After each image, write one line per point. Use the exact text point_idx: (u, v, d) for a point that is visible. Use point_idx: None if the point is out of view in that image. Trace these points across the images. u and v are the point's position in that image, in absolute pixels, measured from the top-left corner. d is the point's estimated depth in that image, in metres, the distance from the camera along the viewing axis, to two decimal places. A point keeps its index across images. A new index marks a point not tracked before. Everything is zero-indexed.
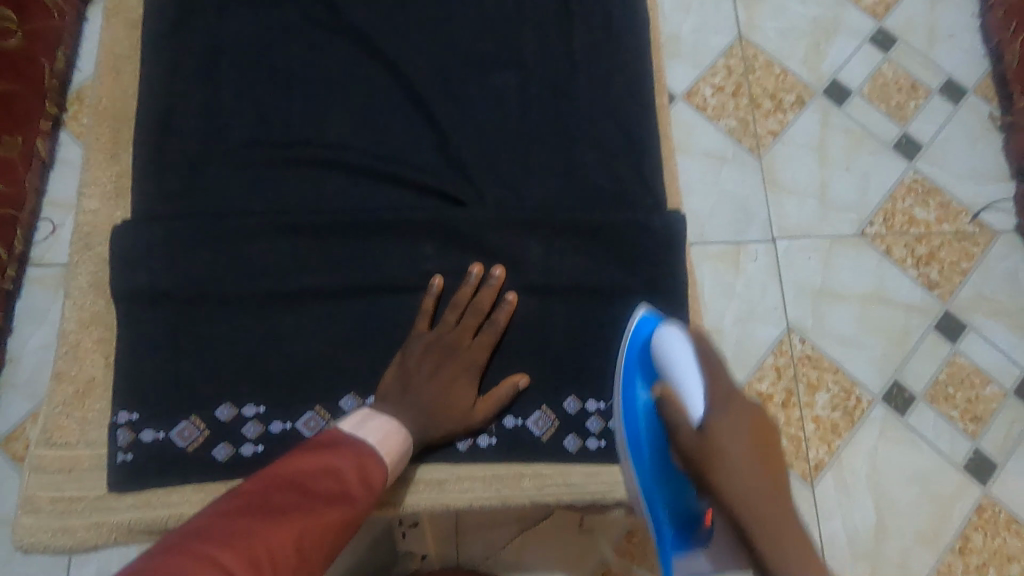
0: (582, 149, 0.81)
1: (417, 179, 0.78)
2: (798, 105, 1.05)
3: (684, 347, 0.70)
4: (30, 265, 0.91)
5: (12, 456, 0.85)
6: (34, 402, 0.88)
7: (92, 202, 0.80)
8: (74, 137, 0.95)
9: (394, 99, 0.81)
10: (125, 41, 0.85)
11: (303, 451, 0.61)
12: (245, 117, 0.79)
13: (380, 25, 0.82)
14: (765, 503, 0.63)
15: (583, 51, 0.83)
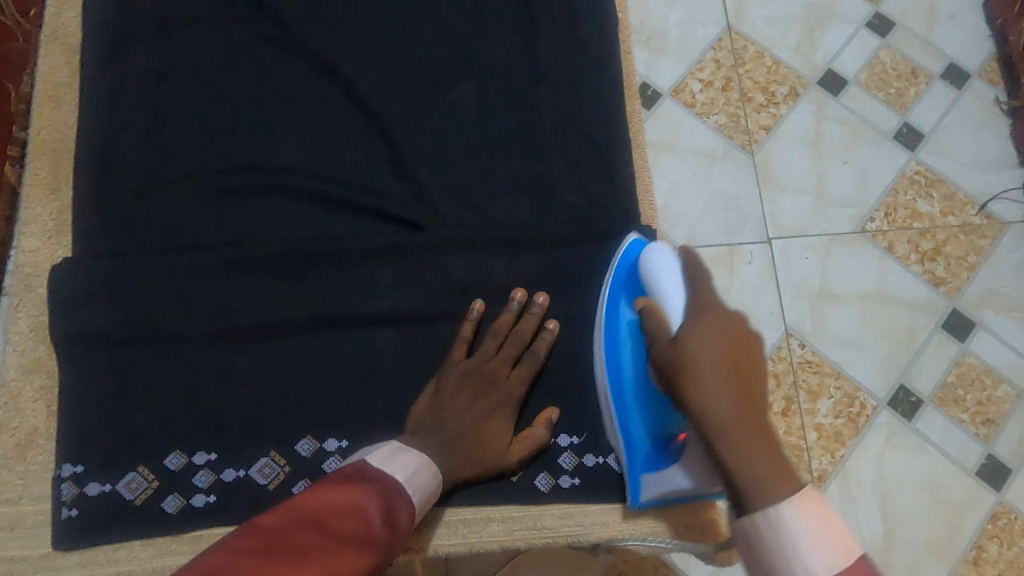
0: (558, 160, 0.78)
1: (386, 198, 0.75)
2: (792, 97, 1.00)
3: (671, 264, 0.68)
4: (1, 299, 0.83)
5: None
6: None
7: (32, 240, 0.77)
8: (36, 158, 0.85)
9: (360, 115, 0.78)
10: (62, 67, 0.83)
11: (328, 484, 0.55)
12: (205, 140, 0.76)
13: (345, 38, 0.79)
14: (738, 418, 0.57)
15: (557, 58, 0.80)
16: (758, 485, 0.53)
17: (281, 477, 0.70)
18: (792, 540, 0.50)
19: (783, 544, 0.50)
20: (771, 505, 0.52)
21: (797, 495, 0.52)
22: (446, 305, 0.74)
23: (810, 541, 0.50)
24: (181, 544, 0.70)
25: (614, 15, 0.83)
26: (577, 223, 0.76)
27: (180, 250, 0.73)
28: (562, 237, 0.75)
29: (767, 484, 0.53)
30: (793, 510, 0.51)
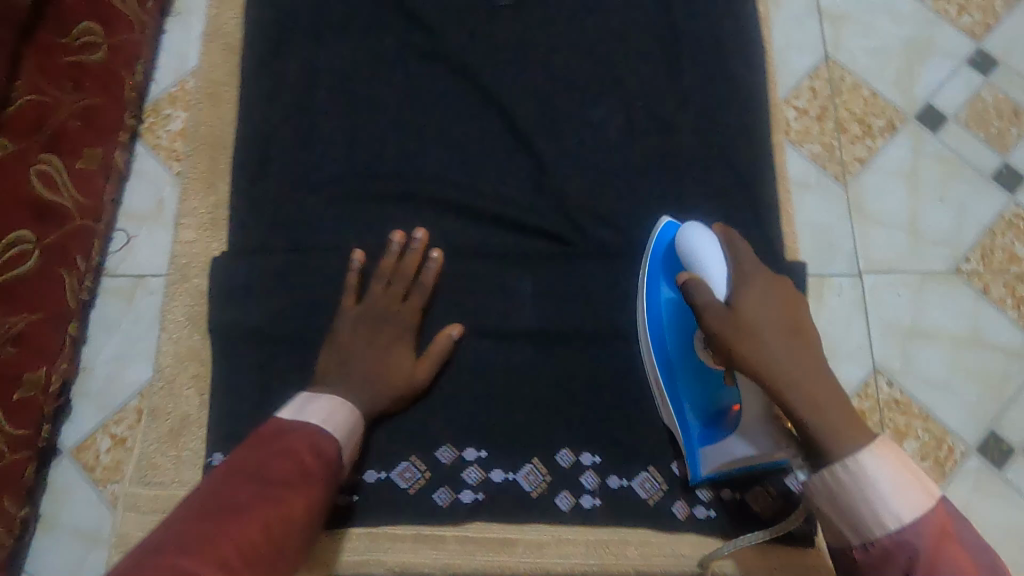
0: (667, 184, 0.79)
1: (499, 210, 0.78)
2: (888, 130, 0.99)
3: (709, 238, 0.68)
4: (104, 275, 0.92)
5: (85, 465, 0.86)
6: (103, 415, 0.88)
7: (189, 233, 0.89)
8: (149, 149, 0.95)
9: (476, 128, 0.81)
10: (224, 67, 0.94)
11: (248, 444, 0.61)
12: (328, 145, 0.80)
13: (464, 54, 0.82)
14: (806, 374, 0.59)
15: (668, 86, 0.82)
16: (835, 432, 0.57)
17: (421, 482, 0.74)
18: (875, 486, 0.55)
19: (868, 499, 0.55)
20: (851, 458, 0.56)
21: (870, 445, 0.56)
22: (546, 320, 0.76)
23: (888, 485, 0.54)
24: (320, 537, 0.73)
25: (723, 44, 0.83)
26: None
27: (308, 249, 0.77)
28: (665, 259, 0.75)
29: (842, 432, 0.57)
30: (869, 459, 0.55)
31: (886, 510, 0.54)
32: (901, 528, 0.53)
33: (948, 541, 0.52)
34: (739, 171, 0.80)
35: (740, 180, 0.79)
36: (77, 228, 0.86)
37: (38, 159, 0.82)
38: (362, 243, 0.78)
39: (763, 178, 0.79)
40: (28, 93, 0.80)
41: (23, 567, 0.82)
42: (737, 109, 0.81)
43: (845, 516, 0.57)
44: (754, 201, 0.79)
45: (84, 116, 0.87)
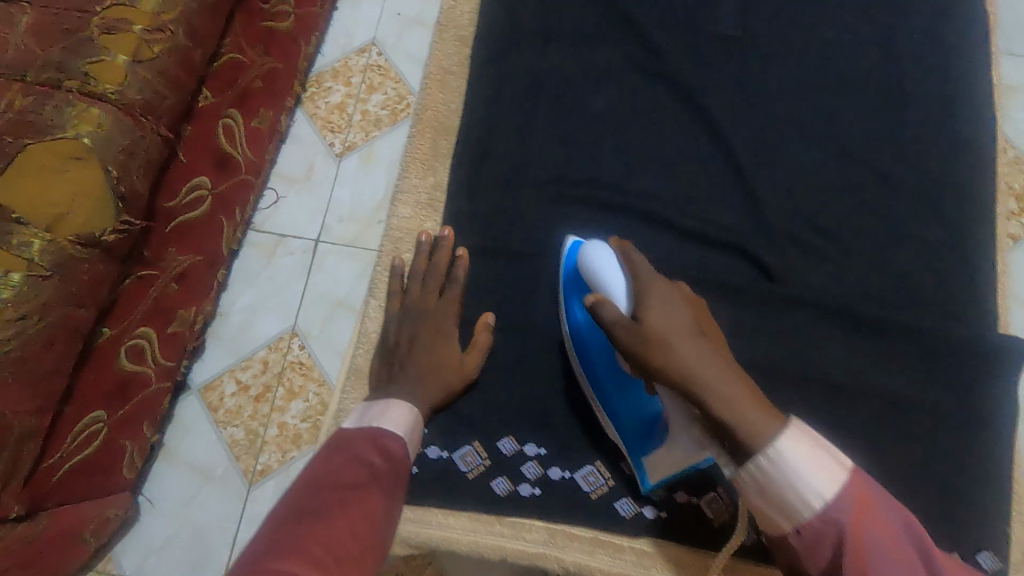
0: (841, 226, 0.76)
1: (664, 226, 0.76)
2: None
3: (607, 256, 0.68)
4: (252, 228, 0.97)
5: (209, 404, 0.90)
6: (228, 359, 0.93)
7: (408, 210, 0.81)
8: (308, 116, 1.03)
9: (648, 140, 0.79)
10: (455, 56, 0.85)
11: (322, 456, 0.62)
12: (498, 137, 0.81)
13: (644, 66, 0.81)
14: (719, 373, 0.56)
15: (850, 127, 0.79)
16: (756, 428, 0.53)
17: (605, 488, 0.74)
18: (796, 472, 0.51)
19: (791, 480, 0.51)
20: (773, 445, 0.52)
21: (785, 426, 0.53)
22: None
23: (804, 463, 0.51)
24: (500, 526, 0.73)
25: (912, 94, 0.80)
26: (844, 296, 0.74)
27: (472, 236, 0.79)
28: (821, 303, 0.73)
29: (759, 423, 0.53)
30: (787, 438, 0.52)
31: (810, 490, 0.51)
32: (825, 506, 0.51)
33: (867, 513, 0.51)
34: (913, 225, 0.76)
35: (914, 236, 0.76)
36: (243, 182, 0.88)
37: (227, 113, 0.88)
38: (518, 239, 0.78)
39: (939, 239, 0.76)
40: (230, 52, 0.89)
41: (141, 491, 0.87)
42: (918, 162, 0.78)
43: (771, 503, 0.53)
44: (923, 259, 0.76)
45: (265, 78, 0.91)
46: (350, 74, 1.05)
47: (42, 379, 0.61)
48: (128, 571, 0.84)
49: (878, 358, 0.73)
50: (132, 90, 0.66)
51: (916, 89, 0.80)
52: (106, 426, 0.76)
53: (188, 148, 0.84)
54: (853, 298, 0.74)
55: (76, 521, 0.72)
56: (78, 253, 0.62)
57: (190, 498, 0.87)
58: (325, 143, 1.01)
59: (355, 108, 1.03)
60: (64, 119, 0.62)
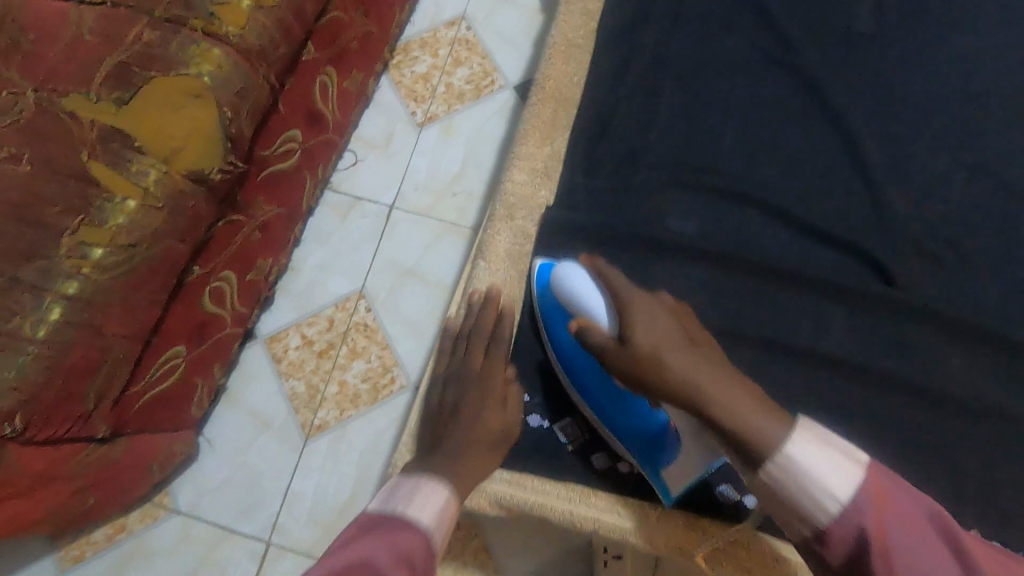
0: (996, 229, 0.65)
1: (787, 211, 0.67)
2: None
3: (581, 273, 0.63)
4: (328, 188, 0.99)
5: (273, 355, 0.92)
6: (294, 313, 0.94)
7: (522, 176, 0.76)
8: (392, 84, 1.04)
9: (771, 116, 0.70)
10: (582, 28, 0.80)
11: (331, 550, 0.49)
12: (600, 101, 0.73)
13: (772, 36, 0.73)
14: (720, 382, 0.52)
15: (1013, 116, 0.68)
16: (764, 435, 0.48)
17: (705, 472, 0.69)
18: (810, 477, 0.46)
19: (808, 488, 0.46)
20: (784, 447, 0.47)
21: (792, 426, 0.48)
22: (829, 362, 0.63)
23: (817, 467, 0.46)
24: (598, 500, 0.68)
25: None
26: (996, 308, 0.63)
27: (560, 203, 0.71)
28: (967, 325, 0.63)
29: (767, 428, 0.48)
30: (795, 441, 0.47)
31: (824, 489, 0.46)
32: (843, 507, 0.45)
33: (887, 506, 0.46)
34: None
35: None
36: (327, 141, 0.92)
37: (323, 70, 0.86)
38: (614, 216, 0.69)
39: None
40: (336, 11, 0.84)
41: (201, 432, 0.89)
42: None
43: (786, 509, 0.48)
44: None
45: (363, 42, 0.92)
46: (437, 45, 1.05)
47: (140, 308, 0.63)
48: (182, 506, 0.87)
49: None
50: (252, 35, 0.67)
51: None
52: (183, 363, 0.76)
53: (288, 105, 0.80)
54: (1007, 321, 0.63)
55: (149, 450, 0.74)
56: (186, 188, 0.64)
57: (247, 445, 0.89)
58: (407, 112, 1.02)
59: (438, 78, 1.04)
60: (188, 56, 0.63)
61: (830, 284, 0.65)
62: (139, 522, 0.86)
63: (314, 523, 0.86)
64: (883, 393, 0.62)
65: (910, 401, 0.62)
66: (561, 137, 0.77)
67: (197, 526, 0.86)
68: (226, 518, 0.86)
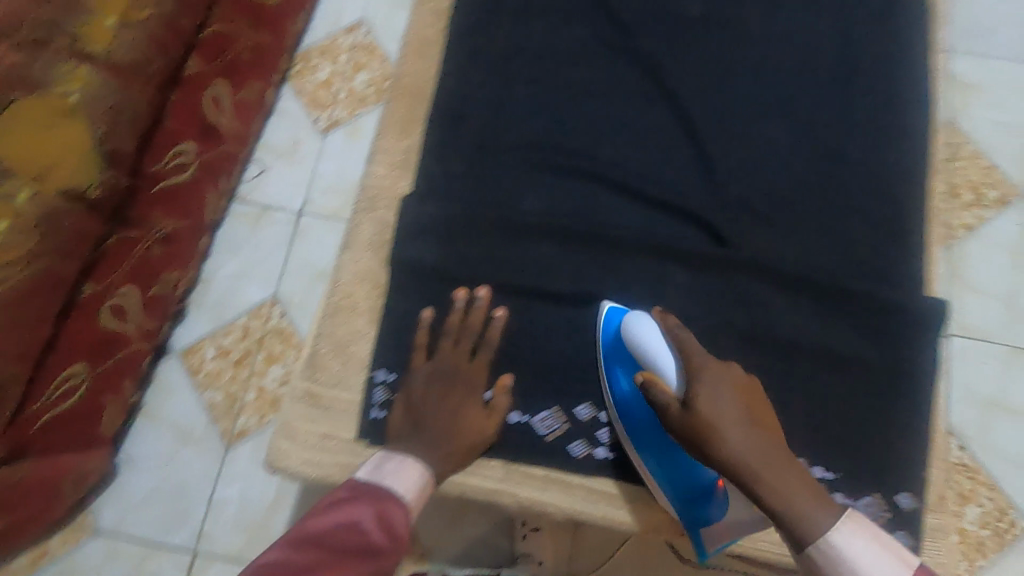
0: (838, 192, 0.71)
1: (646, 188, 0.71)
2: (1000, 204, 1.00)
3: (650, 330, 0.63)
4: (235, 201, 1.00)
5: (189, 367, 0.93)
6: (208, 325, 0.95)
7: (379, 168, 0.76)
8: (294, 93, 1.05)
9: (628, 101, 0.75)
10: (432, 25, 0.82)
11: (329, 506, 0.56)
12: (471, 93, 0.76)
13: (628, 24, 0.77)
14: (773, 462, 0.55)
15: (847, 87, 0.74)
16: (804, 515, 0.53)
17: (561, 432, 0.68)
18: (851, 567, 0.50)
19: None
20: (823, 535, 0.51)
21: (835, 513, 0.52)
22: (688, 321, 0.68)
23: (862, 562, 0.50)
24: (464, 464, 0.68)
25: (909, 53, 0.75)
26: (839, 263, 0.69)
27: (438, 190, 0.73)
28: (813, 280, 0.67)
29: (809, 510, 0.53)
30: (841, 533, 0.51)
31: None
32: None
33: None
34: (916, 187, 0.71)
35: (918, 198, 0.71)
36: (226, 153, 0.93)
37: (212, 83, 0.87)
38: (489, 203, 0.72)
39: (920, 209, 0.70)
40: (217, 23, 0.86)
41: (120, 451, 0.89)
42: (919, 121, 0.73)
43: None
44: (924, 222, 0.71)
45: (255, 53, 0.94)
46: (337, 52, 1.07)
47: (27, 326, 0.64)
48: (106, 527, 0.87)
49: (879, 338, 0.66)
50: (121, 51, 0.68)
51: (913, 49, 0.76)
52: (85, 381, 0.76)
53: (175, 118, 0.81)
54: (845, 274, 0.68)
55: (55, 469, 0.75)
56: (64, 206, 0.65)
57: (170, 458, 0.89)
58: (310, 120, 1.04)
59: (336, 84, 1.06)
60: (56, 75, 0.63)
61: (690, 252, 0.69)
62: (61, 547, 0.86)
63: (240, 528, 0.87)
64: (735, 347, 0.67)
65: (756, 353, 0.67)
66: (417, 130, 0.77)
67: (123, 543, 0.86)
68: (153, 533, 0.87)
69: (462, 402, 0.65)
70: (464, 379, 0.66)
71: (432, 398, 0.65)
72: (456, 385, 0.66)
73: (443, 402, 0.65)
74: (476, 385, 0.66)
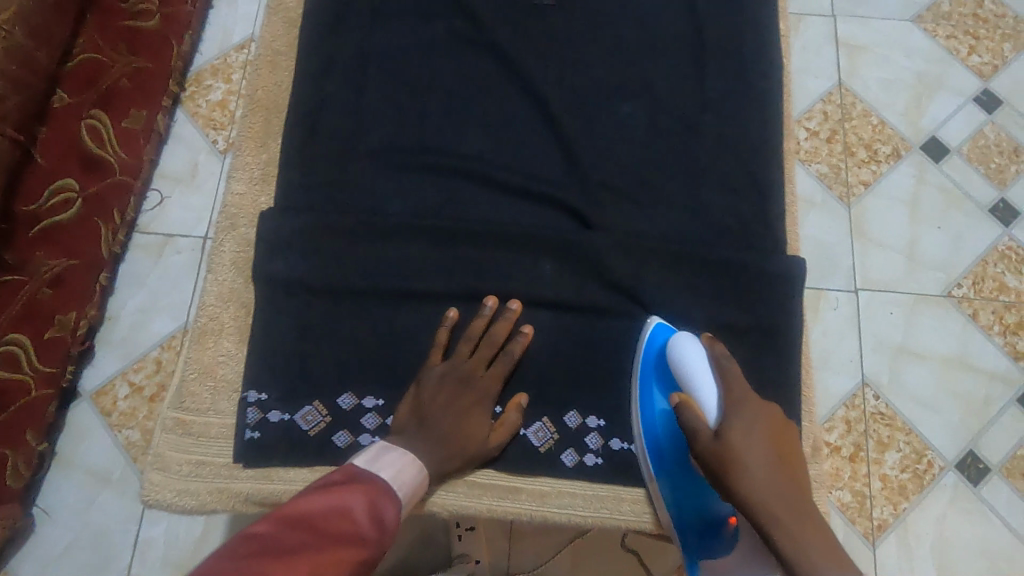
0: (700, 166, 0.73)
1: (514, 179, 0.72)
2: (893, 157, 1.03)
3: (697, 357, 0.65)
4: (136, 232, 0.94)
5: (101, 409, 0.89)
6: (118, 363, 0.91)
7: (239, 184, 0.76)
8: (189, 117, 0.99)
9: (491, 93, 0.75)
10: (284, 36, 0.82)
11: (315, 491, 0.54)
12: (328, 100, 0.75)
13: (483, 18, 0.77)
14: (790, 505, 0.59)
15: (699, 62, 0.76)
16: (818, 572, 0.54)
17: None
18: None
19: None
20: None
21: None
22: (557, 304, 0.69)
23: None
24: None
25: (756, 22, 0.78)
26: (700, 233, 0.71)
27: (317, 201, 0.71)
28: (677, 253, 0.69)
29: (826, 569, 0.54)
30: None
31: None
32: None
33: None
34: (769, 154, 0.74)
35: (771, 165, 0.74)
36: (117, 184, 0.91)
37: (88, 114, 0.89)
38: (363, 209, 0.71)
39: (774, 169, 0.73)
40: (87, 52, 0.90)
41: (35, 503, 0.86)
42: (772, 89, 0.76)
43: None
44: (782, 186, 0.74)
45: (135, 78, 0.93)
46: (230, 70, 1.01)
47: None
48: None
49: (746, 300, 0.69)
50: None
51: (760, 18, 0.78)
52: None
53: (45, 154, 0.85)
54: (706, 243, 0.70)
55: None
56: None
57: (88, 504, 0.86)
58: (208, 142, 0.99)
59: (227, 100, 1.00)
60: None
61: (562, 239, 0.69)
62: None
63: (170, 566, 0.84)
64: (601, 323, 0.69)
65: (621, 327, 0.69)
66: (274, 141, 0.77)
67: None
68: None
69: (467, 406, 0.65)
70: (470, 386, 0.66)
71: (439, 402, 0.65)
72: (467, 389, 0.66)
73: (456, 404, 0.65)
74: (490, 394, 0.67)
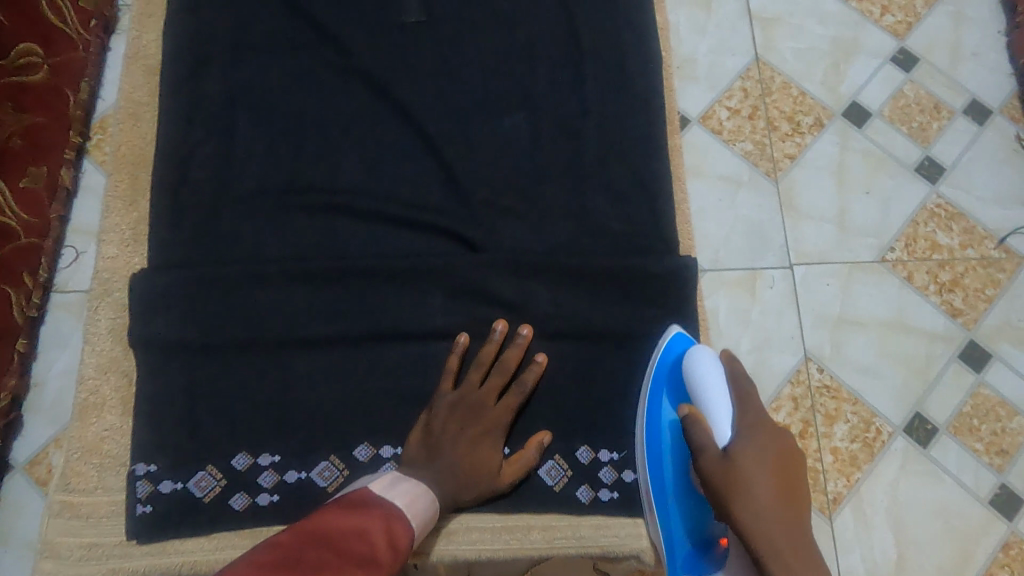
0: (579, 179, 0.76)
1: (400, 212, 0.74)
2: (816, 127, 1.02)
3: (712, 373, 0.69)
4: (53, 292, 0.89)
5: (36, 480, 0.84)
6: (51, 428, 0.86)
7: (110, 247, 0.77)
8: (97, 166, 0.92)
9: (369, 127, 0.76)
10: (145, 86, 0.82)
11: (337, 509, 0.56)
12: (201, 153, 0.75)
13: (351, 51, 0.78)
14: (788, 538, 0.58)
15: (572, 73, 0.79)
16: None
17: (341, 481, 0.69)
18: None
19: None
20: None
21: None
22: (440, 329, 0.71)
23: None
24: (242, 539, 0.69)
25: (621, 27, 0.80)
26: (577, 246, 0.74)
27: (195, 257, 0.72)
28: (553, 266, 0.71)
29: None
30: None
31: None
32: None
33: None
34: (648, 156, 0.77)
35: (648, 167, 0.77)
36: (19, 248, 0.87)
37: None
38: (252, 257, 0.72)
39: (658, 168, 0.76)
40: None
41: None
42: (648, 90, 0.79)
43: None
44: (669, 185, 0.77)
45: (29, 136, 0.90)
46: None
47: None
48: None
49: (635, 303, 0.73)
50: None
51: (626, 21, 0.80)
52: None
53: None
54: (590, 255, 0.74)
55: None
56: None
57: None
58: None
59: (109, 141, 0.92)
60: None
61: (448, 270, 0.71)
62: None
63: None
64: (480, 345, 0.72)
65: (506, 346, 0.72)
66: (140, 199, 0.78)
67: None
68: None
69: (477, 435, 0.68)
70: (483, 412, 0.69)
71: (450, 426, 0.68)
72: (477, 418, 0.69)
73: (463, 432, 0.68)
74: (502, 423, 0.69)
